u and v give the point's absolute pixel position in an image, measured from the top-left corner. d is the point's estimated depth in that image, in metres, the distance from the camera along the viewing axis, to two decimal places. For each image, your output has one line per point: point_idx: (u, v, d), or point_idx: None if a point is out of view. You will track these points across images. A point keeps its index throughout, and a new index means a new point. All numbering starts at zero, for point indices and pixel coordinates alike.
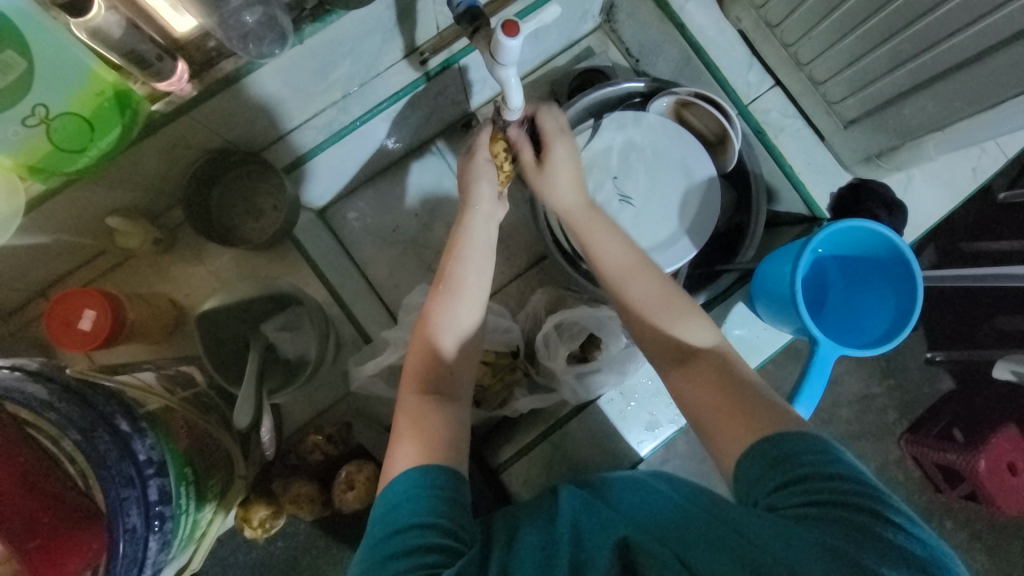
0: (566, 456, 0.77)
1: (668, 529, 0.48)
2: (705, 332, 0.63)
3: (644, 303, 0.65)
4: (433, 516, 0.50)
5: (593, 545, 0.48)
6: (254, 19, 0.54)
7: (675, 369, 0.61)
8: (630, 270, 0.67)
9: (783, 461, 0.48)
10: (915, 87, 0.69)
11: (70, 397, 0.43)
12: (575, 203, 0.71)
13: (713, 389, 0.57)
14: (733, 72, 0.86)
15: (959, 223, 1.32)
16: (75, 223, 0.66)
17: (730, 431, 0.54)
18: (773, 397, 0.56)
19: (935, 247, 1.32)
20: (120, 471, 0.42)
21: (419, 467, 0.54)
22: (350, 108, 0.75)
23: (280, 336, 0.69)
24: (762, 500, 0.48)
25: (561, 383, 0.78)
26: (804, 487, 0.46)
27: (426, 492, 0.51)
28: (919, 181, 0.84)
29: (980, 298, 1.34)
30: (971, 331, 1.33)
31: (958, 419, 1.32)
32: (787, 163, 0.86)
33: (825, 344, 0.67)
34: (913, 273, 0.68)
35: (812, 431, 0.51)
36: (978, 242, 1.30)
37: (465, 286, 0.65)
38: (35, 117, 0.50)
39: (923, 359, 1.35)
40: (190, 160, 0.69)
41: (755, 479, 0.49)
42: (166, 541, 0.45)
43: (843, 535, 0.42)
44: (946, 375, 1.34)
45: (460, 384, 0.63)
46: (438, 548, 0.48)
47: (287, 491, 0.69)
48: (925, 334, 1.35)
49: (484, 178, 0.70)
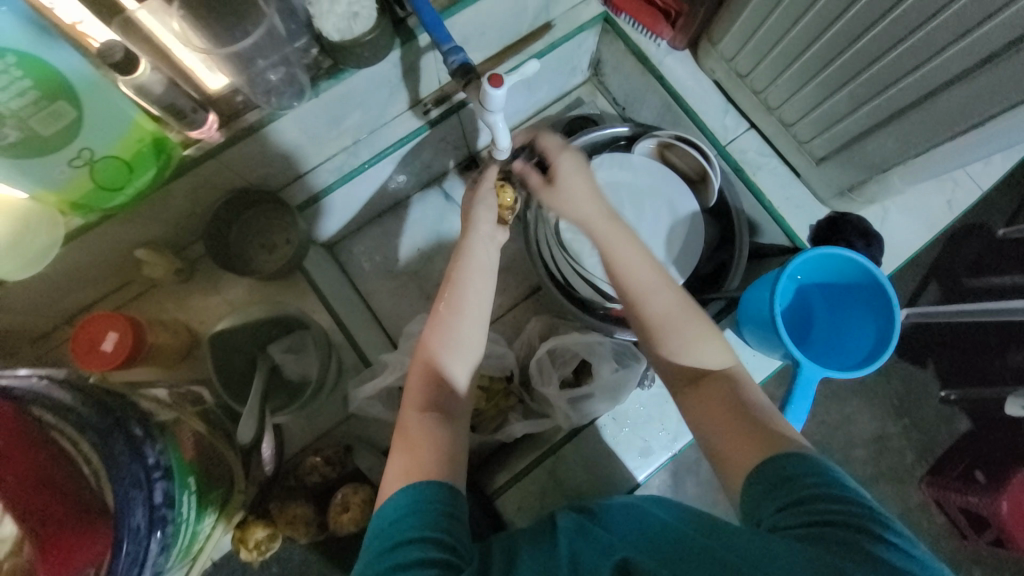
0: (562, 483, 0.78)
1: (665, 551, 0.49)
2: (717, 350, 0.66)
3: (665, 316, 0.67)
4: (433, 530, 0.51)
5: (595, 566, 0.49)
6: (277, 77, 0.63)
7: (687, 389, 0.64)
8: (651, 281, 0.69)
9: (788, 483, 0.50)
10: (874, 126, 0.74)
11: (90, 401, 0.46)
12: (592, 210, 0.74)
13: (719, 412, 0.60)
14: (711, 115, 0.93)
15: (962, 260, 1.36)
16: (106, 255, 0.72)
17: (740, 456, 0.56)
18: (776, 416, 0.60)
19: (939, 283, 1.36)
20: (130, 472, 0.44)
21: (417, 481, 0.56)
22: (359, 153, 0.83)
23: (285, 357, 0.73)
24: (767, 519, 0.50)
25: (555, 409, 0.80)
26: (807, 508, 0.48)
27: (426, 506, 0.53)
28: (894, 214, 0.89)
29: (988, 334, 1.36)
30: (984, 367, 1.34)
31: (978, 461, 1.29)
32: (766, 198, 0.90)
33: (807, 366, 0.69)
34: (890, 297, 0.70)
35: (818, 454, 0.53)
36: (982, 278, 1.34)
37: (468, 308, 0.69)
38: (81, 159, 0.58)
39: (938, 399, 1.33)
40: (214, 198, 0.76)
41: (760, 498, 0.52)
42: (167, 544, 0.47)
43: (838, 551, 0.43)
44: (962, 415, 1.32)
45: (455, 400, 0.66)
46: (435, 562, 0.49)
47: (283, 512, 0.69)
48: (936, 372, 1.34)
49: (483, 205, 0.76)
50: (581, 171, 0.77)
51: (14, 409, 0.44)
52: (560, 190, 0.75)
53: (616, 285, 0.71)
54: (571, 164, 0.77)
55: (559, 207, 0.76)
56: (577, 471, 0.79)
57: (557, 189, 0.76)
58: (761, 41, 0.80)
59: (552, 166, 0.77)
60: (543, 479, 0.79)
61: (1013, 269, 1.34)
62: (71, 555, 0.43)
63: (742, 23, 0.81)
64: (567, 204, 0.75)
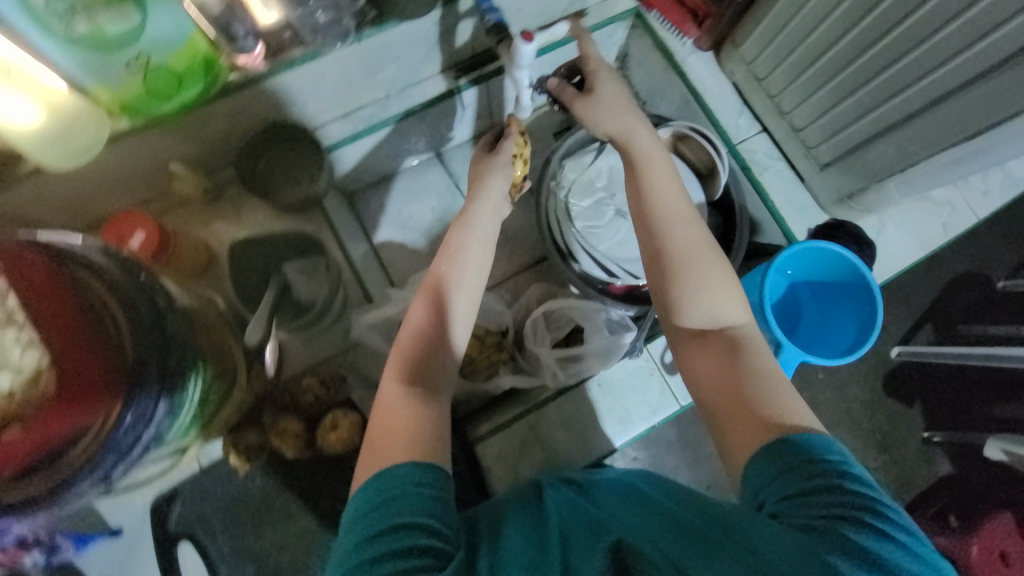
0: (540, 438, 0.82)
1: (658, 532, 0.52)
2: (734, 300, 0.67)
3: (689, 248, 0.68)
4: (421, 516, 0.51)
5: (588, 551, 0.51)
6: (324, 18, 0.68)
7: (689, 344, 0.66)
8: (680, 215, 0.71)
9: (794, 470, 0.51)
10: (878, 133, 0.78)
11: (123, 267, 0.50)
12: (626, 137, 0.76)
13: (720, 367, 0.62)
14: (725, 115, 0.97)
15: (958, 306, 1.39)
16: (142, 163, 0.77)
17: (743, 437, 0.56)
18: (785, 387, 0.61)
19: (933, 326, 1.38)
20: (149, 334, 0.48)
21: (406, 463, 0.54)
22: (389, 107, 0.88)
23: (297, 277, 0.78)
24: (770, 503, 0.50)
25: (544, 368, 0.83)
26: (814, 499, 0.48)
27: (414, 491, 0.52)
28: (890, 230, 0.92)
29: (978, 382, 1.38)
30: (969, 414, 1.36)
31: (953, 504, 1.31)
32: (769, 197, 0.94)
33: (788, 349, 0.73)
34: (874, 292, 0.73)
35: (824, 438, 0.53)
36: (976, 326, 1.38)
37: (461, 282, 0.69)
38: (136, 64, 0.63)
39: (920, 439, 1.35)
40: (250, 126, 0.80)
41: (765, 482, 0.52)
42: (173, 409, 0.51)
43: (837, 545, 0.44)
44: (943, 457, 1.34)
45: (444, 375, 0.66)
46: (427, 550, 0.48)
47: (275, 424, 0.73)
48: (923, 415, 1.36)
49: (499, 174, 0.77)
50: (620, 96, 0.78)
51: (53, 260, 0.47)
52: (596, 113, 0.77)
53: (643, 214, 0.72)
54: (608, 74, 0.79)
55: (593, 124, 0.77)
56: (556, 431, 0.82)
57: (592, 109, 0.77)
58: (782, 45, 0.84)
59: (591, 84, 0.78)
60: (523, 433, 0.82)
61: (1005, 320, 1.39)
62: (85, 387, 0.45)
63: (765, 27, 0.85)
64: (597, 126, 0.77)
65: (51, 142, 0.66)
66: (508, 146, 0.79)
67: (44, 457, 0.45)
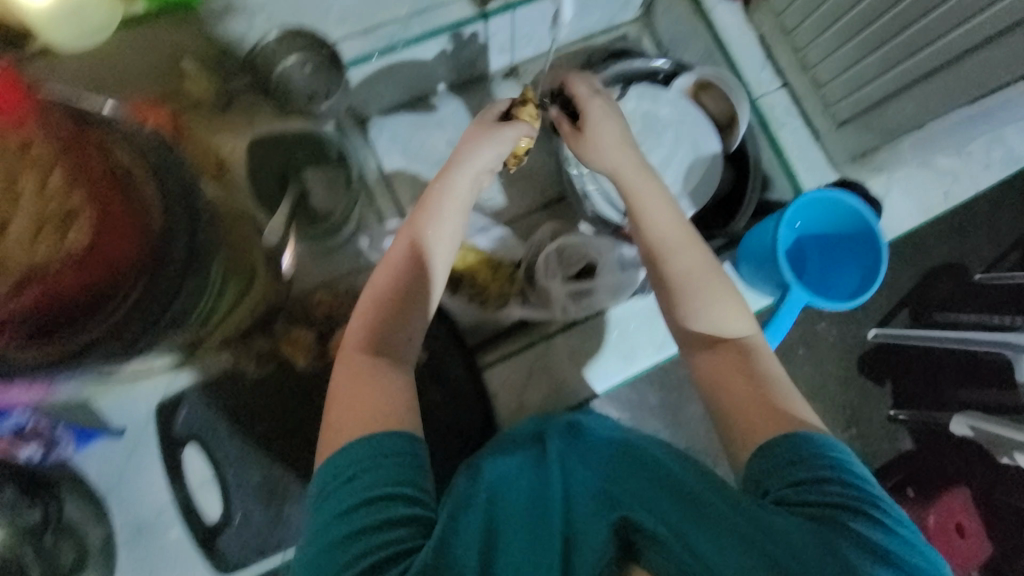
0: (548, 365, 0.84)
1: (657, 502, 0.54)
2: (740, 319, 0.71)
3: (688, 275, 0.71)
4: (395, 487, 0.54)
5: (600, 521, 0.53)
6: None
7: (703, 351, 0.70)
8: (681, 241, 0.73)
9: (801, 460, 0.57)
10: (899, 90, 0.80)
11: (157, 140, 0.50)
12: (620, 162, 0.75)
13: (734, 373, 0.67)
14: (748, 67, 0.96)
15: (936, 295, 1.44)
16: (152, 56, 0.73)
17: (758, 428, 0.62)
18: (790, 390, 0.66)
19: (910, 311, 1.44)
20: (177, 204, 0.48)
21: (376, 433, 0.57)
22: (410, 26, 0.82)
23: (317, 187, 0.78)
24: (774, 490, 0.57)
25: (554, 302, 0.84)
26: (817, 488, 0.55)
27: (386, 463, 0.55)
28: (894, 195, 0.94)
29: (948, 367, 1.46)
30: (936, 396, 1.44)
31: (910, 478, 1.41)
32: (784, 153, 0.95)
33: (795, 289, 0.76)
34: (879, 244, 0.77)
35: (825, 434, 0.60)
36: (955, 314, 1.42)
37: (432, 255, 0.67)
38: None
39: (886, 416, 1.42)
40: (266, 31, 0.77)
41: (774, 469, 0.58)
42: (196, 288, 0.50)
43: (837, 530, 0.51)
44: (904, 435, 1.42)
45: (418, 312, 0.67)
46: (410, 520, 0.53)
47: (287, 333, 0.74)
48: (891, 393, 1.43)
49: (490, 145, 0.70)
50: (612, 115, 0.78)
51: (88, 121, 0.48)
52: (591, 141, 0.76)
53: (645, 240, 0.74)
54: (601, 112, 0.78)
55: (590, 157, 0.77)
56: (563, 362, 0.84)
57: (587, 138, 0.77)
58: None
59: (584, 108, 0.78)
60: (531, 362, 0.83)
61: (980, 308, 1.44)
62: (109, 238, 0.45)
63: None
64: (599, 157, 0.76)
65: (63, 18, 0.63)
66: (513, 134, 0.71)
67: (79, 305, 0.45)
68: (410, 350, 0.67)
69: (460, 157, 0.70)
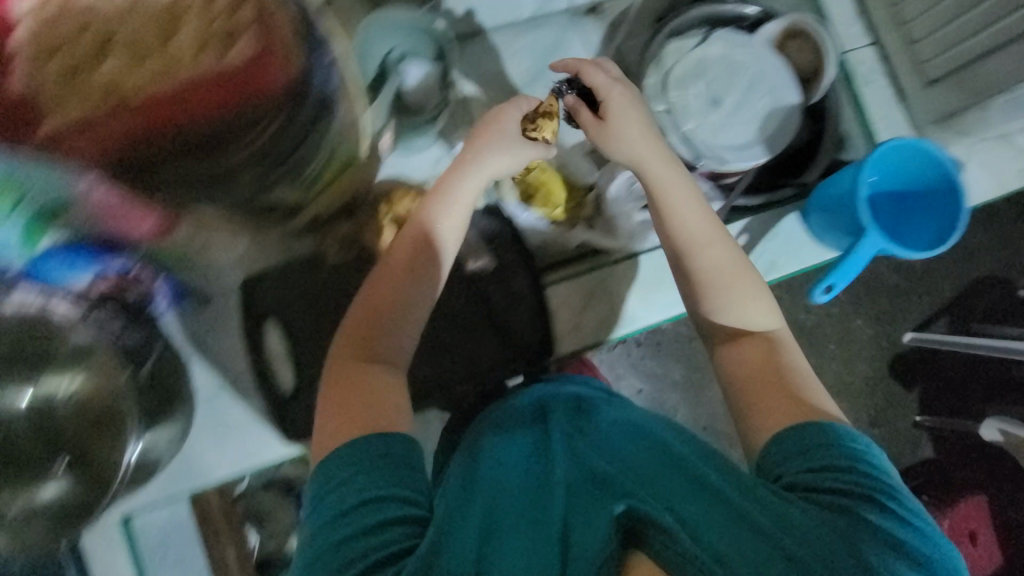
0: (608, 290, 0.85)
1: (659, 488, 0.56)
2: (763, 312, 0.72)
3: (716, 268, 0.72)
4: (393, 485, 0.58)
5: (606, 505, 0.54)
6: None
7: (726, 343, 0.73)
8: (705, 236, 0.73)
9: (817, 449, 0.60)
10: (1000, 44, 0.79)
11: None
12: (639, 154, 0.73)
13: (759, 360, 0.70)
14: (840, 20, 0.97)
15: (978, 308, 1.43)
16: None
17: (772, 412, 0.65)
18: (810, 380, 0.69)
19: (951, 319, 1.43)
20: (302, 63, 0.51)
21: (374, 435, 0.61)
22: None
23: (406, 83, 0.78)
24: (788, 474, 0.60)
25: (620, 230, 0.86)
26: (830, 477, 0.58)
27: (383, 461, 0.59)
28: (972, 167, 0.91)
29: (981, 382, 1.44)
30: (963, 406, 1.44)
31: (927, 485, 1.42)
32: (866, 109, 0.96)
33: (872, 232, 0.74)
34: (959, 200, 0.77)
35: (838, 424, 0.63)
36: (992, 327, 1.42)
37: (437, 248, 0.69)
38: None
39: (911, 422, 1.43)
40: None
41: (788, 455, 0.61)
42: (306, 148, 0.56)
43: (846, 518, 0.54)
44: (927, 443, 1.43)
45: (437, 267, 0.70)
46: (410, 518, 0.56)
47: (372, 222, 0.77)
48: (919, 399, 1.43)
49: (509, 121, 0.72)
50: (634, 103, 0.74)
51: None
52: (613, 129, 0.73)
53: (667, 236, 0.74)
54: (621, 99, 0.74)
55: (609, 146, 0.74)
56: (624, 287, 0.85)
57: (608, 126, 0.73)
58: None
59: (606, 100, 0.74)
60: (592, 284, 0.85)
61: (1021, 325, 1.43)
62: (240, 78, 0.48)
63: None
64: (616, 149, 0.74)
65: None
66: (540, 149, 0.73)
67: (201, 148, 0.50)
68: (401, 343, 0.68)
69: (465, 160, 0.71)
